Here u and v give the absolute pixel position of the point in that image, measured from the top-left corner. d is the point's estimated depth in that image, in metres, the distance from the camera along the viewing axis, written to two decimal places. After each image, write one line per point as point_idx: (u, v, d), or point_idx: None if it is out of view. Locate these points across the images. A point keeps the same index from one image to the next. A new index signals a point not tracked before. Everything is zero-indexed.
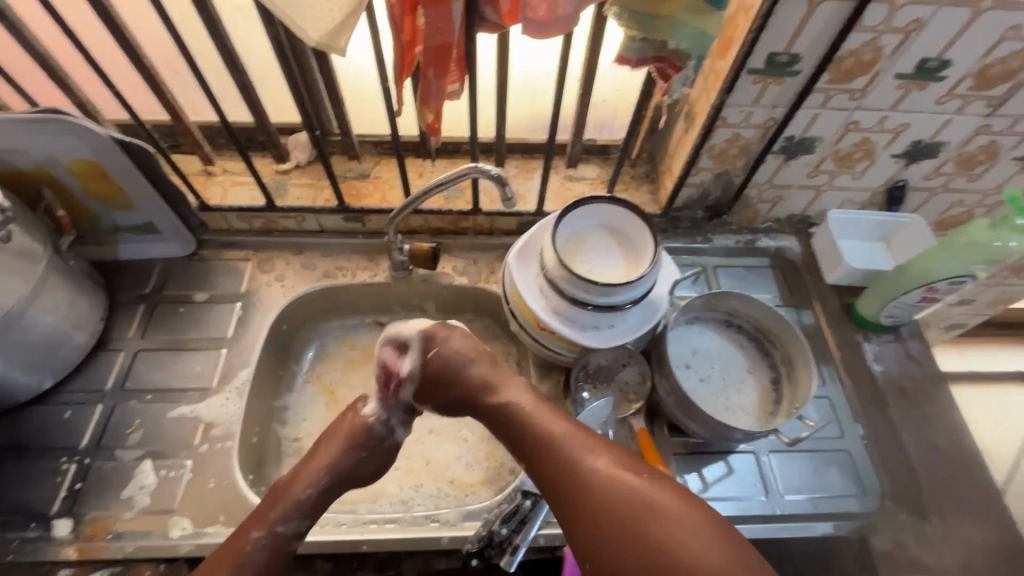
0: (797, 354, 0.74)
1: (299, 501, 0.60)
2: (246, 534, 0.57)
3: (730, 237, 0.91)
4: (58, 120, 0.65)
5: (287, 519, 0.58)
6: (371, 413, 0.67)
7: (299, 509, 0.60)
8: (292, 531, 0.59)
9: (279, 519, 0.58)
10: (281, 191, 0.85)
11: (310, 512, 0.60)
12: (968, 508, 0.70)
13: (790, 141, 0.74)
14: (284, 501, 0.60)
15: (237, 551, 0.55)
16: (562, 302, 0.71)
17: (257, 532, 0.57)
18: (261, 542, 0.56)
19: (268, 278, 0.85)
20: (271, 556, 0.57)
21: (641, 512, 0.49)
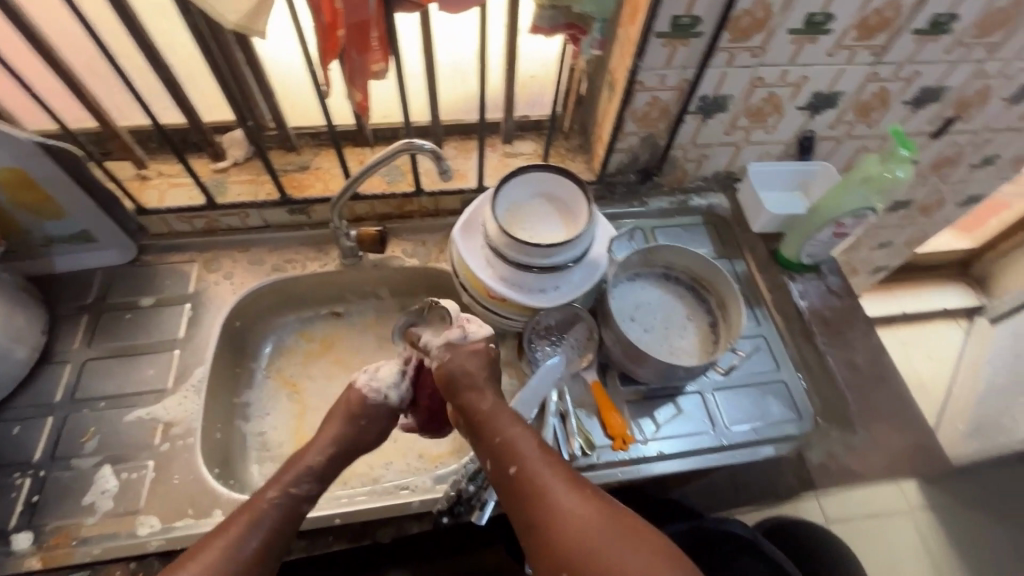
0: (729, 295, 0.80)
1: (312, 467, 0.61)
2: (254, 499, 0.57)
3: (664, 199, 0.96)
4: None
5: (300, 482, 0.60)
6: (365, 384, 0.67)
7: (310, 476, 0.61)
8: (297, 499, 0.59)
9: (290, 481, 0.59)
10: (221, 189, 0.85)
11: (321, 478, 0.62)
12: (889, 418, 0.77)
13: (705, 101, 0.80)
14: (295, 466, 0.61)
15: (253, 509, 0.56)
16: (508, 269, 0.74)
17: (270, 492, 0.57)
18: (275, 502, 0.57)
19: (216, 277, 0.85)
20: (273, 516, 0.56)
21: (601, 537, 0.52)
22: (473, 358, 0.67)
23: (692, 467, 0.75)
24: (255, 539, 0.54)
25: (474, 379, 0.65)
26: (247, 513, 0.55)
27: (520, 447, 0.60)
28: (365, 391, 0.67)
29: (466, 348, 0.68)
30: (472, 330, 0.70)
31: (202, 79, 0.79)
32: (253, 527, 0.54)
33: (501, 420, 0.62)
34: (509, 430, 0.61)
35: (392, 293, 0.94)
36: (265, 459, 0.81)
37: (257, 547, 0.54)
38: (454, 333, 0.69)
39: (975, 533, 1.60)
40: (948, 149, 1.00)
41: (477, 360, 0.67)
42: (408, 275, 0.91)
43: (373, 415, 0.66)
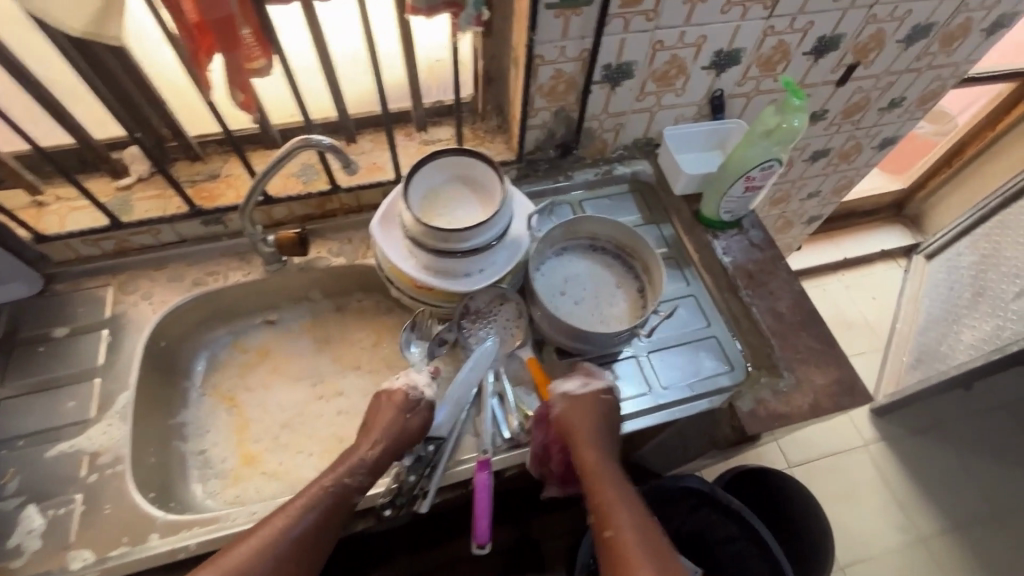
0: (651, 258, 0.82)
1: (363, 461, 0.69)
2: (312, 485, 0.66)
3: (589, 171, 0.97)
4: None
5: (354, 475, 0.68)
6: (405, 381, 0.75)
7: (359, 470, 0.68)
8: (347, 488, 0.67)
9: (345, 473, 0.68)
10: (125, 208, 0.82)
11: (370, 471, 0.69)
12: (816, 359, 0.79)
13: (609, 69, 0.81)
14: (348, 460, 0.69)
15: (306, 493, 0.66)
16: (429, 256, 0.74)
17: (324, 481, 0.66)
18: (325, 493, 0.66)
19: (134, 298, 0.82)
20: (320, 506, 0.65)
21: None
22: (587, 409, 0.73)
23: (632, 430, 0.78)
24: (301, 524, 0.63)
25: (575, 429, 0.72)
26: (302, 495, 0.65)
27: (616, 514, 0.66)
28: (405, 390, 0.75)
29: (595, 403, 0.73)
30: (589, 380, 0.75)
31: (82, 95, 0.75)
32: (301, 514, 0.64)
33: (604, 483, 0.70)
34: (609, 494, 0.69)
35: (325, 294, 0.94)
36: (208, 477, 0.80)
37: (304, 532, 0.63)
38: (575, 385, 0.74)
39: (926, 458, 1.69)
40: (856, 95, 1.03)
41: (595, 410, 0.73)
42: (337, 274, 0.90)
43: (417, 410, 0.73)
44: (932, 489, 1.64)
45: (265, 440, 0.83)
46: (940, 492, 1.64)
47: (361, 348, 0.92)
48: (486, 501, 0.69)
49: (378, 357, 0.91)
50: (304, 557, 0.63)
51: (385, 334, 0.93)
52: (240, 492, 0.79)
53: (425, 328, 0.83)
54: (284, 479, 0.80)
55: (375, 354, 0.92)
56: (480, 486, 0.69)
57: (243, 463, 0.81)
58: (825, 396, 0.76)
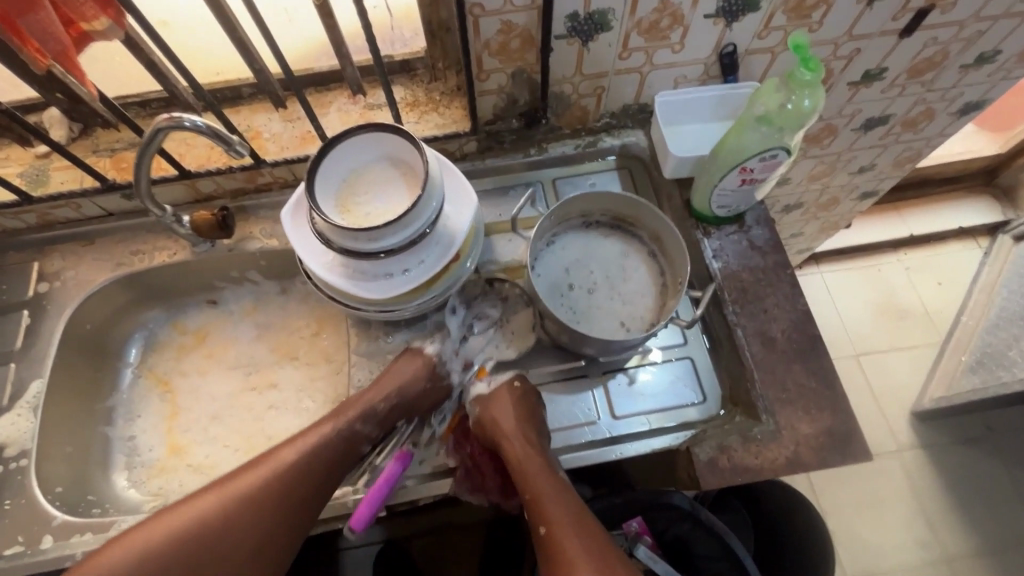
0: (661, 226, 0.70)
1: (374, 411, 0.69)
2: (324, 425, 0.68)
3: (568, 144, 0.82)
4: None
5: (366, 421, 0.69)
6: (434, 351, 0.72)
7: (370, 419, 0.69)
8: (356, 433, 0.68)
9: (357, 418, 0.68)
10: (41, 179, 0.75)
11: (382, 423, 0.70)
12: (802, 402, 0.65)
13: (575, 20, 0.63)
14: (361, 407, 0.69)
15: (320, 430, 0.67)
16: (339, 255, 0.63)
17: (338, 423, 0.68)
18: (337, 431, 0.67)
19: (56, 277, 0.78)
20: (328, 441, 0.67)
21: None
22: (508, 402, 0.68)
23: (573, 464, 0.67)
24: (313, 459, 0.65)
25: (499, 429, 0.68)
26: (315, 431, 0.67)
27: (554, 509, 0.64)
28: (433, 358, 0.72)
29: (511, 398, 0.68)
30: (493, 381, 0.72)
31: None
32: (311, 450, 0.65)
33: (539, 476, 0.66)
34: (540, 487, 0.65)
35: (266, 276, 0.85)
36: (133, 465, 0.77)
37: (316, 466, 0.65)
38: (484, 387, 0.72)
39: (968, 472, 1.49)
40: (928, 48, 0.79)
41: (516, 401, 0.67)
42: (272, 257, 0.81)
43: (439, 383, 0.72)
44: (970, 508, 1.46)
45: (194, 430, 0.79)
46: (979, 511, 1.45)
47: (300, 337, 0.84)
48: (387, 489, 0.63)
49: (318, 348, 0.84)
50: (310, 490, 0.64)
51: (328, 323, 0.85)
52: (162, 484, 0.76)
53: (471, 296, 0.74)
54: (205, 476, 0.76)
55: (314, 344, 0.84)
56: (387, 474, 0.63)
57: (170, 454, 0.78)
58: (808, 449, 0.63)
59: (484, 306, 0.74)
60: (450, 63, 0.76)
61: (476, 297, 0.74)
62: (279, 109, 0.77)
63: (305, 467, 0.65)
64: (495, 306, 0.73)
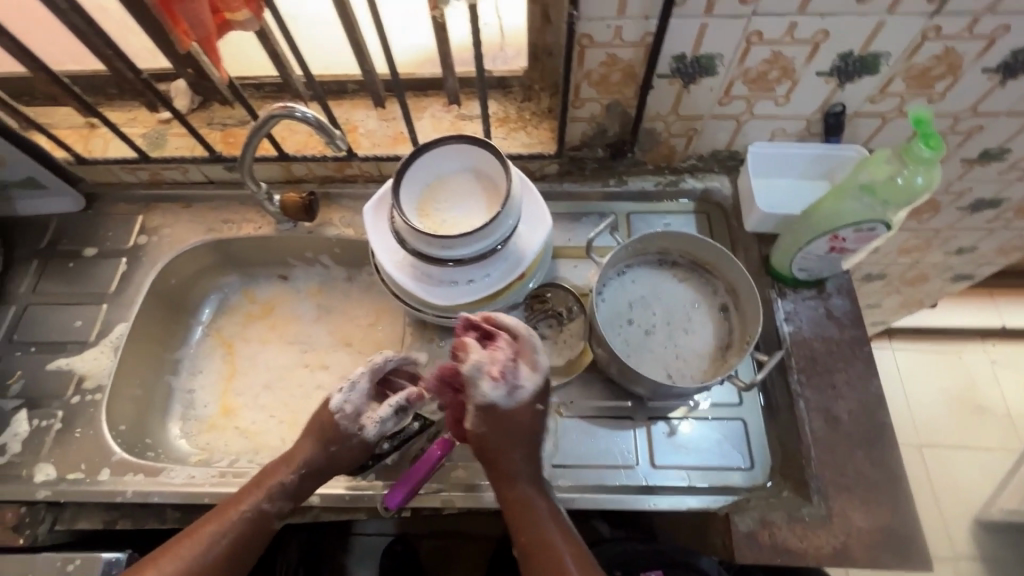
0: (740, 277, 0.68)
1: (284, 487, 0.63)
2: (230, 510, 0.61)
3: (648, 179, 0.81)
4: None
5: (275, 501, 0.62)
6: (337, 407, 0.65)
7: (279, 496, 0.63)
8: (265, 515, 0.62)
9: (265, 497, 0.62)
10: (158, 142, 0.82)
11: (293, 497, 0.63)
12: (858, 491, 0.61)
13: (680, 61, 0.62)
14: (270, 482, 0.63)
15: (226, 517, 0.60)
16: (411, 256, 0.65)
17: (239, 510, 0.61)
18: (246, 515, 0.61)
19: (155, 232, 0.84)
20: (233, 530, 0.60)
21: None
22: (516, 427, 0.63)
23: (602, 506, 0.64)
24: (210, 555, 0.58)
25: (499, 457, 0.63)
26: (221, 520, 0.60)
27: (553, 557, 0.59)
28: (338, 416, 0.65)
29: (518, 417, 0.63)
30: (525, 387, 0.62)
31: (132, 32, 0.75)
32: (218, 539, 0.59)
33: (535, 514, 0.61)
34: (542, 528, 0.61)
35: (337, 261, 0.88)
36: (187, 418, 0.82)
37: (218, 561, 0.59)
38: (501, 390, 0.61)
39: None
40: None
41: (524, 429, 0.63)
42: (345, 245, 0.85)
43: (348, 442, 0.64)
44: None
45: (247, 395, 0.83)
46: None
47: (357, 325, 0.87)
48: (421, 474, 0.64)
49: (371, 337, 0.86)
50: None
51: (385, 315, 0.87)
52: (209, 441, 0.80)
53: (532, 314, 0.74)
54: (248, 441, 0.79)
55: (369, 334, 0.86)
56: (425, 458, 0.64)
57: (222, 414, 0.82)
58: (858, 542, 0.59)
59: (540, 325, 0.73)
60: (546, 85, 0.77)
61: (536, 316, 0.74)
62: (377, 108, 0.81)
63: (210, 560, 0.58)
64: (550, 324, 0.73)
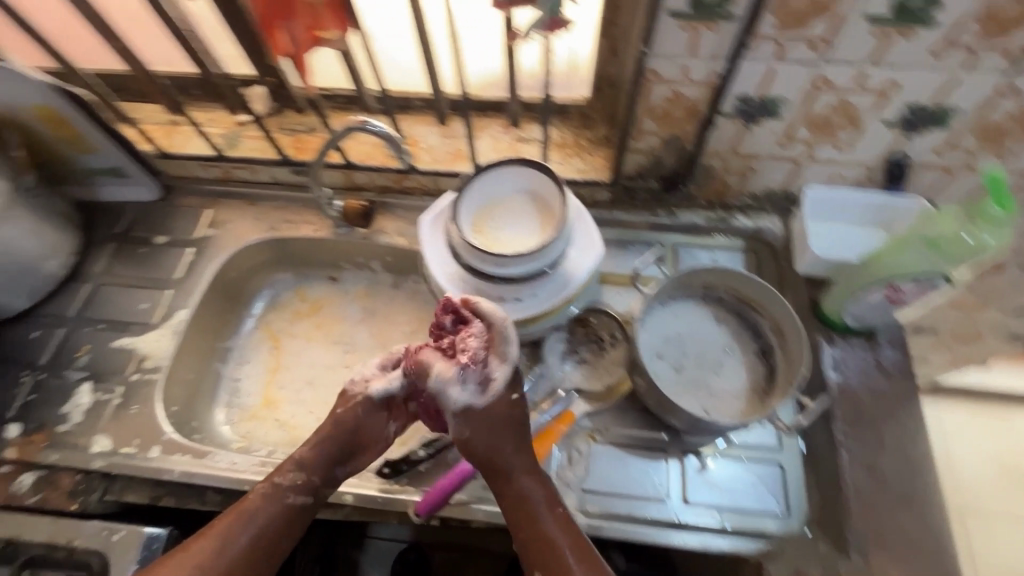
0: (786, 320, 0.67)
1: (300, 461, 0.65)
2: (252, 495, 0.63)
3: (698, 214, 0.80)
4: None
5: (285, 474, 0.64)
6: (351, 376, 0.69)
7: (294, 470, 0.65)
8: (286, 494, 0.64)
9: (278, 473, 0.64)
10: (234, 142, 0.87)
11: (311, 471, 0.65)
12: (897, 549, 0.61)
13: (745, 101, 0.63)
14: (286, 460, 0.65)
15: (241, 508, 0.62)
16: (462, 270, 0.68)
17: (258, 492, 0.63)
18: (264, 495, 0.63)
19: (221, 226, 0.89)
20: (261, 512, 0.62)
21: None
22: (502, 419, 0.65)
23: (630, 537, 0.64)
24: (239, 539, 0.60)
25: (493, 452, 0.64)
26: (236, 512, 0.62)
27: (553, 546, 0.60)
28: (352, 385, 0.69)
29: (498, 408, 0.65)
30: (497, 377, 0.64)
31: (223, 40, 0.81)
32: (245, 523, 0.61)
33: (534, 505, 0.62)
34: (544, 519, 0.62)
35: (385, 268, 0.91)
36: (232, 406, 0.85)
37: (250, 544, 0.61)
38: (474, 385, 0.64)
39: None
40: None
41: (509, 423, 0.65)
42: (396, 254, 0.87)
43: (354, 406, 0.67)
44: None
45: (289, 389, 0.86)
46: None
47: (399, 331, 0.90)
48: (453, 484, 0.65)
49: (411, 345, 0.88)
50: (264, 557, 0.62)
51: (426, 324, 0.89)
52: (250, 430, 0.83)
53: (574, 336, 0.75)
54: (287, 434, 0.82)
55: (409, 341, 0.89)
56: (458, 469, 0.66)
57: (264, 405, 0.85)
58: None
59: (581, 348, 0.74)
60: (605, 115, 0.79)
61: (577, 338, 0.75)
62: (439, 124, 0.84)
63: (242, 544, 0.61)
64: (591, 347, 0.74)
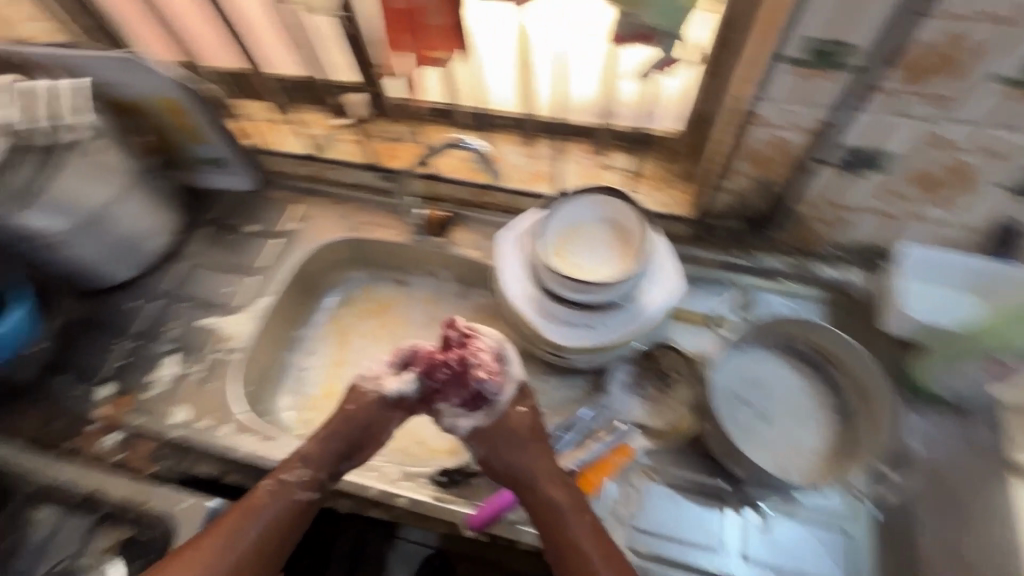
0: (873, 382, 0.63)
1: (307, 457, 0.66)
2: (258, 492, 0.65)
3: (780, 259, 0.78)
4: (135, 62, 0.74)
5: (292, 470, 0.66)
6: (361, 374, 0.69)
7: (300, 466, 0.66)
8: (292, 490, 0.65)
9: (283, 470, 0.65)
10: (328, 144, 0.93)
11: (315, 467, 0.66)
12: None
13: (849, 151, 0.62)
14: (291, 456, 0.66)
15: (250, 504, 0.64)
16: (538, 290, 0.69)
17: (263, 489, 0.65)
18: (271, 492, 0.64)
19: (307, 221, 0.94)
20: (267, 510, 0.64)
21: None
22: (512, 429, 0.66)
23: None
24: (246, 534, 0.62)
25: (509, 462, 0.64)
26: (245, 508, 0.63)
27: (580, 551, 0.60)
28: (359, 383, 0.69)
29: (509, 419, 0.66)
30: (504, 397, 0.66)
31: None
32: (250, 520, 0.63)
33: (558, 512, 0.62)
34: (571, 524, 0.61)
35: (454, 278, 0.93)
36: (296, 393, 0.89)
37: (255, 539, 0.62)
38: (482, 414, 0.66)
39: None
40: None
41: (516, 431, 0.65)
42: (467, 266, 0.89)
43: (363, 402, 0.68)
44: None
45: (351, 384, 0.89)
46: None
47: None
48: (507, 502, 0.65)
49: None
50: (270, 550, 0.63)
51: None
52: (311, 419, 0.86)
53: (638, 369, 0.74)
54: None
55: None
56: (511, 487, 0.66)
57: (326, 397, 0.88)
58: None
59: (644, 383, 0.73)
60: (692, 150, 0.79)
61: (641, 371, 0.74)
62: (524, 143, 0.85)
63: (249, 541, 0.62)
64: (654, 383, 0.73)
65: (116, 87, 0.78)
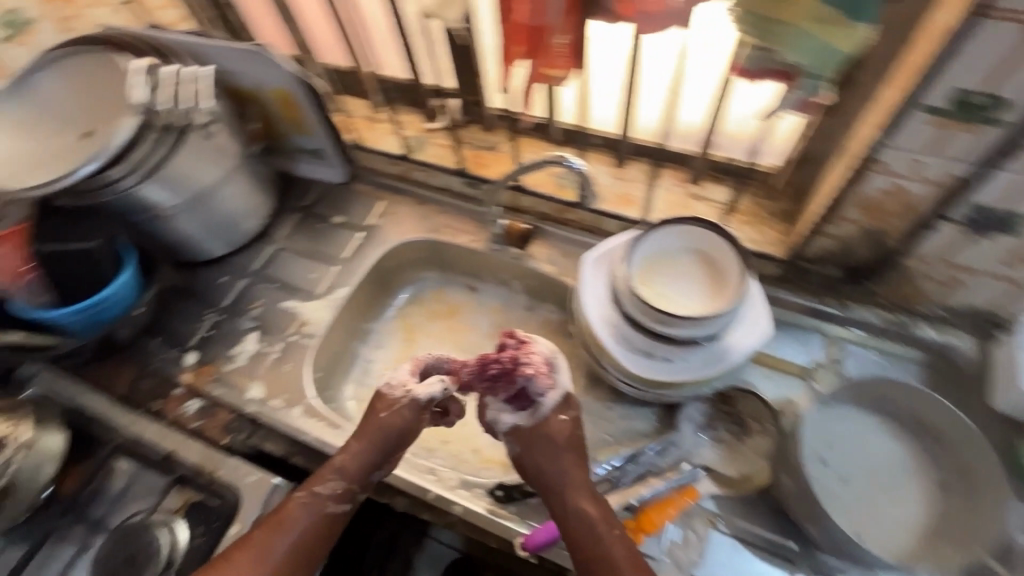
0: (982, 466, 0.59)
1: (341, 469, 0.66)
2: (290, 502, 0.64)
3: (877, 313, 0.73)
4: (257, 53, 0.78)
5: (325, 483, 0.65)
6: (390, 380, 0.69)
7: (333, 477, 0.66)
8: (325, 501, 0.65)
9: (315, 483, 0.65)
10: (421, 147, 0.95)
11: (347, 479, 0.66)
12: None
13: (981, 211, 0.57)
14: (324, 467, 0.66)
15: (281, 515, 0.63)
16: (619, 316, 0.67)
17: (296, 499, 0.64)
18: (304, 504, 0.64)
19: (389, 218, 0.96)
20: (299, 522, 0.63)
21: None
22: (549, 438, 0.64)
23: None
24: (278, 548, 0.61)
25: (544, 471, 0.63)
26: (275, 520, 0.63)
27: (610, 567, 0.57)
28: (389, 389, 0.69)
29: (549, 426, 0.64)
30: (547, 402, 0.65)
31: None
32: (282, 531, 0.62)
33: (590, 525, 0.60)
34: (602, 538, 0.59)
35: (525, 290, 0.93)
36: (361, 384, 0.91)
37: (288, 551, 0.62)
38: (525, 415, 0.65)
39: None
40: None
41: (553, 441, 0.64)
42: (541, 280, 0.89)
43: (395, 410, 0.67)
44: None
45: None
46: None
47: None
48: None
49: None
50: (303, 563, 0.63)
51: None
52: None
53: (711, 410, 0.71)
54: None
55: None
56: None
57: None
58: None
59: (716, 425, 0.70)
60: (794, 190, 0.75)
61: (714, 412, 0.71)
62: (615, 165, 0.85)
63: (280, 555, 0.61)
64: (728, 427, 0.70)
65: (238, 75, 0.83)
